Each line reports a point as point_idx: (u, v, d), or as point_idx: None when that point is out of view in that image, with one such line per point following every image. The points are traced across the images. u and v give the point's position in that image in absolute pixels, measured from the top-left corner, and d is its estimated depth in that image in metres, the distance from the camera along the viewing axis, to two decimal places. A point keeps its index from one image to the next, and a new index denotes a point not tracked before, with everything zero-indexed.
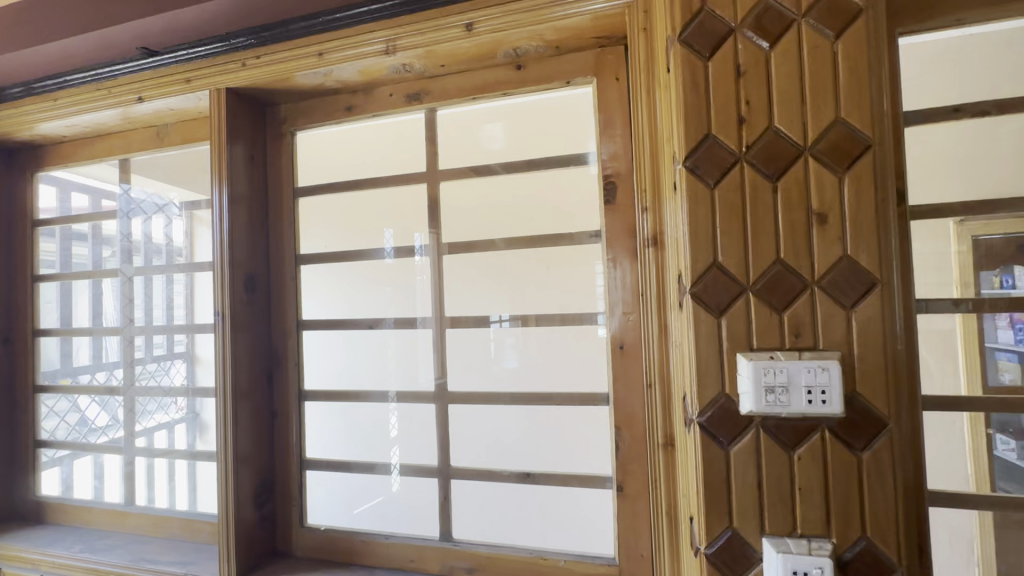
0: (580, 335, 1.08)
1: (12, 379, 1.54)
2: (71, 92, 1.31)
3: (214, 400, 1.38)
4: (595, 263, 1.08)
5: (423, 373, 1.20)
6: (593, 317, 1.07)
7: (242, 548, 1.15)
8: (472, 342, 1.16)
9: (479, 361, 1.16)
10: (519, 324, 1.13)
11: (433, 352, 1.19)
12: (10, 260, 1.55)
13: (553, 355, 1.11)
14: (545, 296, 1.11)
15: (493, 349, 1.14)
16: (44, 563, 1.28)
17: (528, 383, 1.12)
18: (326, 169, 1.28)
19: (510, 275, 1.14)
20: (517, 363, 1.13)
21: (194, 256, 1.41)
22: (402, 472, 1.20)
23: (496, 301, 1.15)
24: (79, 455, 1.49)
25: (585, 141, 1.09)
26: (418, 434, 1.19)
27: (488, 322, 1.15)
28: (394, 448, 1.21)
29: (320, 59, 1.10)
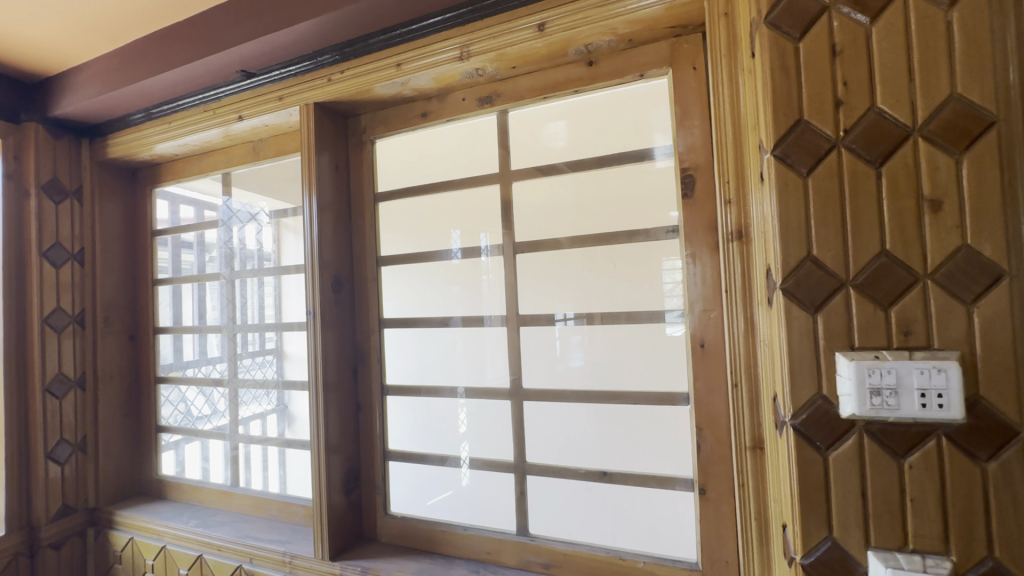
0: (651, 333, 1.06)
1: (137, 371, 1.74)
2: (182, 115, 1.47)
3: (301, 393, 1.49)
4: (663, 259, 1.05)
5: (491, 370, 1.22)
6: (663, 316, 1.05)
7: (334, 531, 1.23)
8: (541, 341, 1.17)
9: (548, 360, 1.17)
10: (584, 323, 1.13)
11: (502, 350, 1.22)
12: (134, 266, 1.76)
13: (625, 354, 1.09)
14: (613, 294, 1.10)
15: (559, 348, 1.15)
16: (168, 534, 1.45)
17: (599, 381, 1.11)
18: (401, 174, 1.34)
19: (577, 273, 1.14)
20: (583, 361, 1.13)
21: (282, 260, 1.53)
22: (473, 465, 1.23)
23: (564, 299, 1.15)
24: (189, 440, 1.66)
25: (658, 135, 1.06)
26: (490, 429, 1.22)
27: (552, 321, 1.16)
28: (463, 443, 1.25)
29: (398, 70, 1.15)
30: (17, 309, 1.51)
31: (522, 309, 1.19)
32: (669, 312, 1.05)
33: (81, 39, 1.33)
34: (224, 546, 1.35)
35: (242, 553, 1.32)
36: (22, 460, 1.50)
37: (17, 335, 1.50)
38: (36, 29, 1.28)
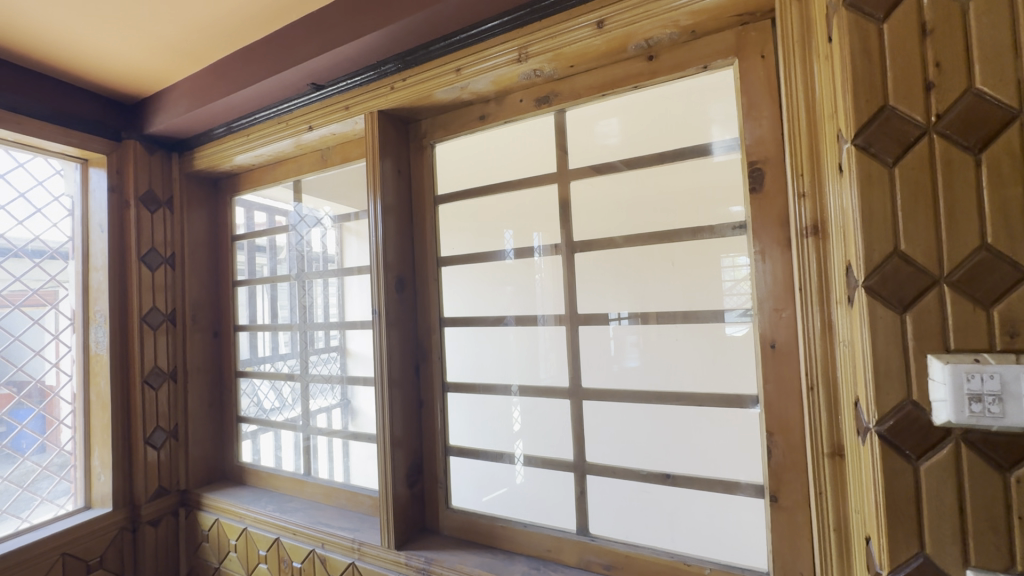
0: (710, 333, 1.04)
1: (220, 365, 1.89)
2: (259, 128, 1.57)
3: (363, 388, 1.56)
4: (722, 256, 1.02)
5: (544, 369, 1.23)
6: (723, 315, 1.02)
7: (400, 521, 1.28)
8: (596, 340, 1.17)
9: (602, 359, 1.16)
10: (639, 322, 1.11)
11: (556, 349, 1.22)
12: (216, 268, 1.90)
13: (686, 354, 1.06)
14: (671, 293, 1.08)
15: (613, 348, 1.14)
16: (249, 517, 1.56)
17: (657, 381, 1.09)
18: (459, 177, 1.37)
19: (634, 272, 1.12)
20: (638, 361, 1.12)
21: (345, 262, 1.61)
22: (528, 463, 1.25)
23: (620, 298, 1.14)
24: (264, 430, 1.78)
25: (720, 127, 1.03)
26: (545, 428, 1.23)
27: (605, 320, 1.15)
28: (518, 440, 1.27)
29: (458, 75, 1.18)
30: (120, 308, 1.68)
31: (579, 308, 1.19)
32: (729, 311, 1.01)
33: (173, 61, 1.47)
34: (299, 531, 1.44)
35: (315, 538, 1.41)
36: (126, 444, 1.67)
37: (120, 331, 1.67)
38: (136, 55, 1.42)
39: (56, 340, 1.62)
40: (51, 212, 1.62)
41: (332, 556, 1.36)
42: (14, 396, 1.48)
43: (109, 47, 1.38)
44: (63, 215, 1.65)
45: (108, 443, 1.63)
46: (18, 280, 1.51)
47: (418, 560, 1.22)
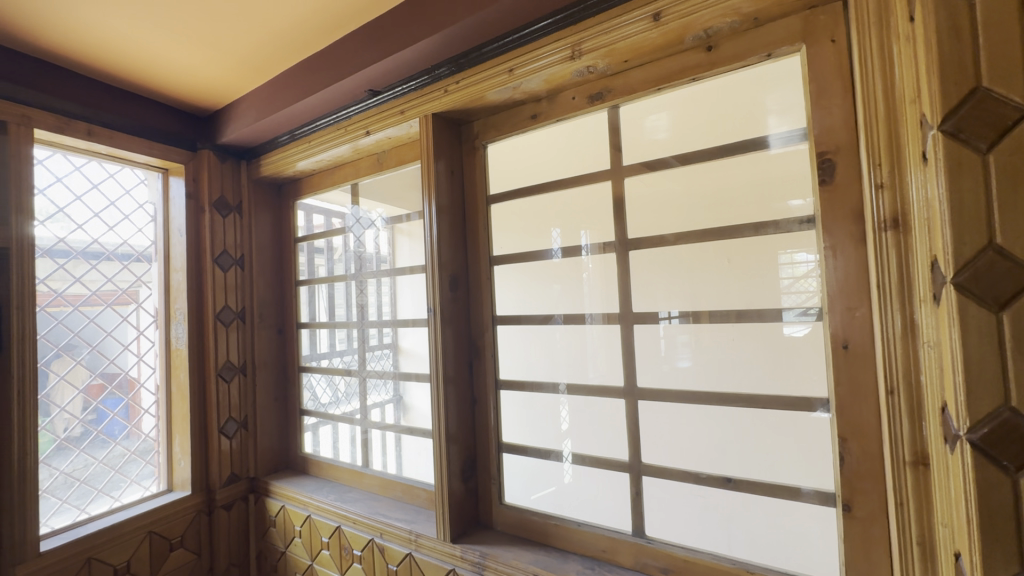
0: (766, 333, 1.00)
1: (284, 360, 2.00)
2: (319, 135, 1.65)
3: (414, 385, 1.61)
4: (779, 252, 0.98)
5: (592, 368, 1.23)
6: (779, 314, 0.99)
7: (455, 515, 1.31)
8: (647, 340, 1.15)
9: (652, 359, 1.14)
10: (690, 321, 1.09)
11: (605, 349, 1.21)
12: (280, 268, 2.01)
13: (743, 355, 1.03)
14: (726, 291, 1.05)
15: (663, 347, 1.13)
16: (312, 505, 1.64)
17: (714, 383, 1.06)
18: (510, 177, 1.38)
19: (688, 269, 1.10)
20: (690, 362, 1.09)
21: (396, 262, 1.66)
22: (575, 462, 1.25)
23: (674, 297, 1.11)
24: (323, 423, 1.87)
25: (777, 118, 0.99)
26: (596, 427, 1.23)
27: (656, 320, 1.14)
28: (566, 439, 1.27)
29: (510, 75, 1.19)
30: (197, 306, 1.81)
31: (632, 307, 1.17)
32: (787, 310, 0.98)
33: (242, 74, 1.56)
34: (359, 521, 1.50)
35: (374, 528, 1.46)
36: (203, 433, 1.79)
37: (197, 328, 1.80)
38: (210, 70, 1.53)
39: (142, 336, 1.76)
40: (137, 218, 1.76)
41: (390, 546, 1.41)
42: (106, 386, 1.62)
43: (187, 64, 1.49)
44: (147, 221, 1.80)
45: (187, 431, 1.76)
46: (109, 281, 1.66)
47: (473, 554, 1.24)
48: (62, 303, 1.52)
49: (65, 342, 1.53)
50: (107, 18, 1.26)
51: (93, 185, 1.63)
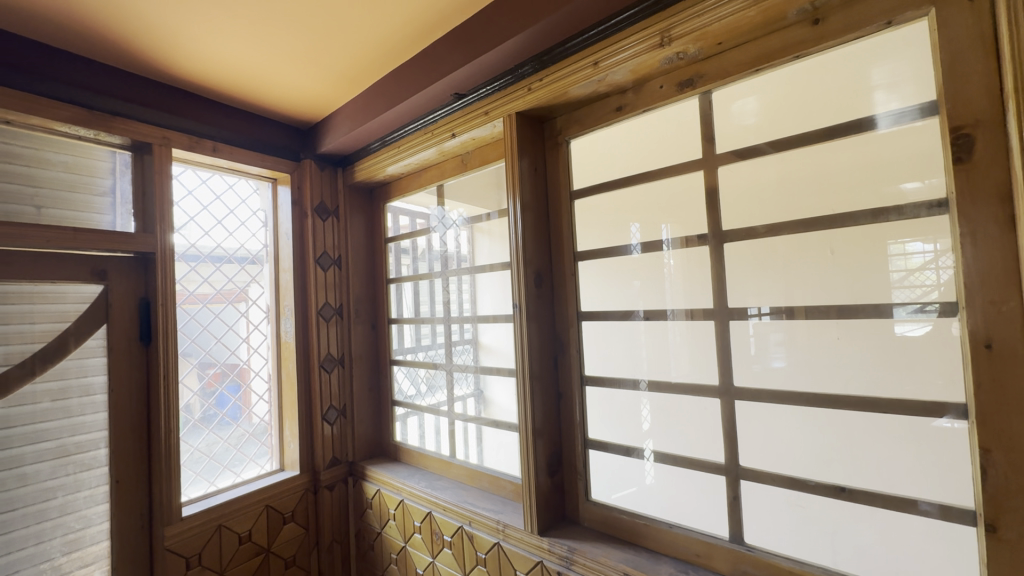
0: (876, 330, 0.92)
1: (377, 353, 2.13)
2: (407, 139, 1.73)
3: (495, 379, 1.65)
4: (888, 242, 0.91)
5: (674, 366, 1.20)
6: (893, 310, 0.90)
7: (542, 508, 1.33)
8: (737, 337, 1.10)
9: (743, 357, 1.09)
10: (784, 317, 1.03)
11: (689, 346, 1.18)
12: (373, 267, 2.14)
13: (849, 354, 0.95)
14: (831, 285, 0.97)
15: (755, 345, 1.07)
16: (405, 490, 1.74)
17: (817, 383, 0.99)
18: (594, 171, 1.37)
19: (784, 262, 1.03)
20: (785, 363, 1.03)
21: (476, 260, 1.71)
22: (658, 460, 1.23)
23: (768, 292, 1.05)
24: (411, 413, 1.98)
25: (887, 93, 0.91)
26: (681, 426, 1.19)
27: (744, 316, 1.09)
28: (648, 438, 1.25)
29: (595, 68, 1.18)
30: (302, 303, 1.98)
31: (723, 302, 1.12)
32: (897, 307, 0.90)
33: (339, 87, 1.68)
34: (449, 507, 1.56)
35: (463, 515, 1.52)
36: (309, 419, 1.96)
37: (302, 322, 1.97)
38: (312, 85, 1.66)
39: (257, 330, 1.96)
40: (251, 224, 1.96)
41: (479, 534, 1.46)
42: (227, 374, 1.83)
43: (292, 81, 1.63)
44: (259, 227, 2.00)
45: (296, 417, 1.94)
46: (230, 281, 1.86)
47: (561, 548, 1.25)
48: (194, 300, 1.74)
49: (197, 335, 1.74)
50: (230, 46, 1.42)
51: (216, 196, 1.84)
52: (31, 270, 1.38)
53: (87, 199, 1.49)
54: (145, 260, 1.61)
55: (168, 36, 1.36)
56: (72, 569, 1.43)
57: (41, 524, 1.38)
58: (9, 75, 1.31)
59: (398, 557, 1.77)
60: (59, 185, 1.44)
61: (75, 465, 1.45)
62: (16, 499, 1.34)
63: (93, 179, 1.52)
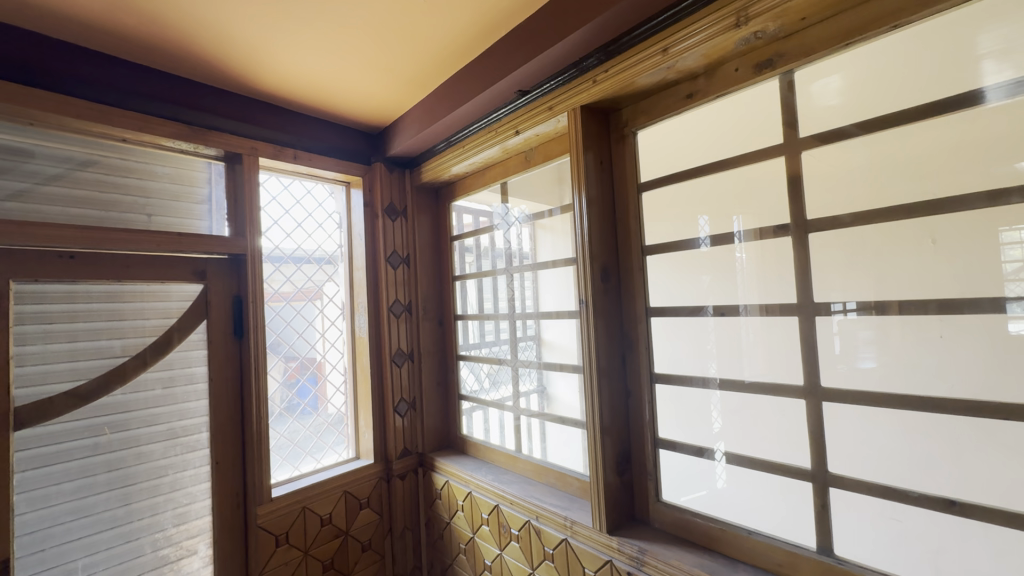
0: (988, 327, 0.82)
1: (444, 348, 2.19)
2: (472, 139, 1.77)
3: (558, 375, 1.64)
4: (1000, 229, 0.81)
5: (749, 365, 1.14)
6: (1007, 305, 0.80)
7: (611, 508, 1.31)
8: (822, 334, 1.02)
9: (828, 356, 1.01)
10: (872, 313, 0.95)
11: (766, 344, 1.11)
12: (440, 264, 2.20)
13: (955, 354, 0.86)
14: (930, 278, 0.88)
15: (839, 344, 1.00)
16: (473, 483, 1.78)
17: (915, 385, 0.90)
18: (662, 163, 1.33)
19: (875, 254, 0.95)
20: (875, 363, 0.95)
21: (538, 257, 1.71)
22: (732, 463, 1.17)
23: (854, 286, 0.97)
24: (477, 407, 2.02)
25: (998, 61, 0.81)
26: (757, 429, 1.12)
27: (827, 312, 1.01)
28: (720, 439, 1.19)
29: (665, 55, 1.14)
30: (375, 300, 2.07)
31: (804, 297, 1.04)
32: (1012, 302, 0.80)
33: (407, 90, 1.74)
34: (516, 501, 1.58)
35: (530, 510, 1.53)
36: (382, 410, 2.06)
37: (374, 318, 2.07)
38: (381, 90, 1.73)
39: (334, 325, 2.08)
40: (327, 226, 2.09)
41: (546, 530, 1.47)
42: (308, 367, 1.95)
43: (362, 88, 1.71)
44: (335, 228, 2.11)
45: (370, 408, 2.04)
46: (309, 280, 1.99)
47: (631, 548, 1.23)
48: (279, 298, 1.88)
49: (282, 330, 1.87)
50: (308, 59, 1.51)
51: (296, 200, 1.97)
52: (144, 271, 1.55)
53: (188, 207, 1.66)
54: (237, 260, 1.76)
55: (254, 54, 1.47)
56: (181, 539, 1.58)
57: (155, 498, 1.54)
58: (125, 98, 1.47)
59: (467, 548, 1.81)
60: (166, 195, 1.61)
61: (182, 446, 1.61)
62: (135, 474, 1.51)
63: (192, 188, 1.67)
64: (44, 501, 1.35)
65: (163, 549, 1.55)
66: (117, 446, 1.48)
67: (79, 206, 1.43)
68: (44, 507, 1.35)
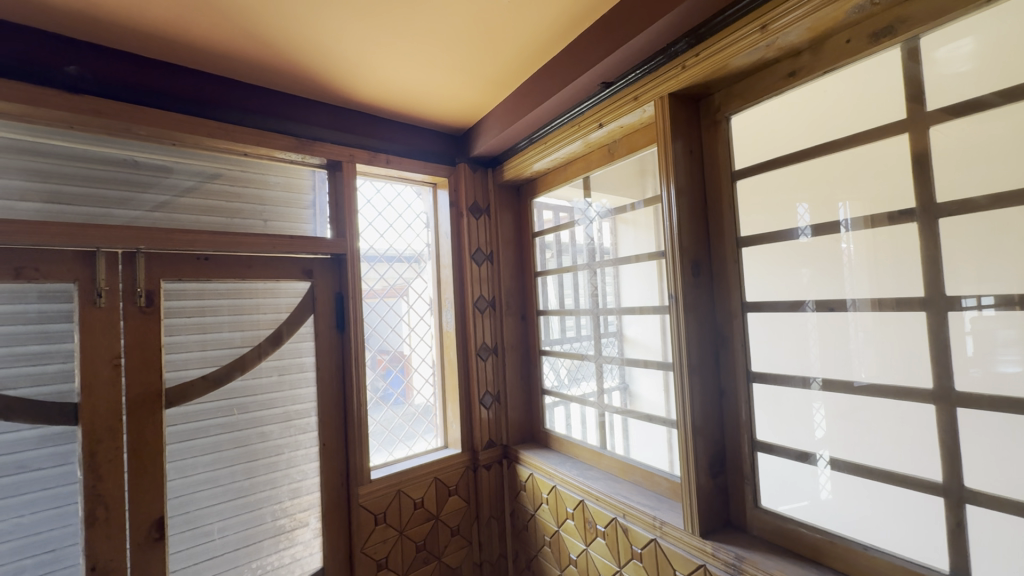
0: None
1: (527, 343, 2.22)
2: (553, 135, 1.77)
3: (641, 372, 1.61)
4: None
5: (861, 366, 1.04)
6: None
7: (704, 511, 1.26)
8: (952, 332, 0.91)
9: (960, 357, 0.90)
10: (1015, 308, 0.83)
11: (881, 343, 1.01)
12: (522, 260, 2.23)
13: None
14: None
15: (973, 344, 0.88)
16: (558, 477, 1.80)
17: None
18: (759, 148, 1.25)
19: (1019, 239, 0.82)
20: (1020, 367, 0.83)
21: (620, 252, 1.67)
22: (839, 471, 1.08)
23: (993, 277, 0.85)
24: (559, 403, 2.03)
25: None
26: (870, 436, 1.02)
27: (958, 308, 0.90)
28: (826, 445, 1.11)
29: (763, 33, 1.07)
30: (460, 296, 2.15)
31: (928, 289, 0.93)
32: None
33: (490, 91, 1.79)
34: (602, 498, 1.57)
35: (617, 507, 1.51)
36: (468, 402, 2.13)
37: (460, 313, 2.15)
38: (464, 93, 1.79)
39: (422, 320, 2.19)
40: (416, 226, 2.20)
41: (634, 528, 1.44)
42: (399, 359, 2.08)
43: (448, 92, 1.78)
44: (423, 228, 2.22)
45: (458, 400, 2.12)
46: (400, 277, 2.11)
47: (727, 554, 1.17)
48: (373, 295, 2.01)
49: (376, 325, 2.01)
50: (400, 70, 1.61)
51: (388, 203, 2.10)
52: (261, 270, 1.73)
53: (296, 212, 1.83)
54: (338, 260, 1.91)
55: (351, 68, 1.59)
56: (295, 511, 1.75)
57: (274, 473, 1.72)
58: (244, 116, 1.66)
59: (552, 540, 1.83)
60: (278, 201, 1.79)
61: (295, 428, 1.78)
62: (257, 451, 1.69)
63: (299, 195, 1.84)
64: (187, 470, 1.56)
65: (281, 519, 1.72)
66: (243, 425, 1.67)
67: (209, 214, 1.63)
68: (187, 476, 1.55)
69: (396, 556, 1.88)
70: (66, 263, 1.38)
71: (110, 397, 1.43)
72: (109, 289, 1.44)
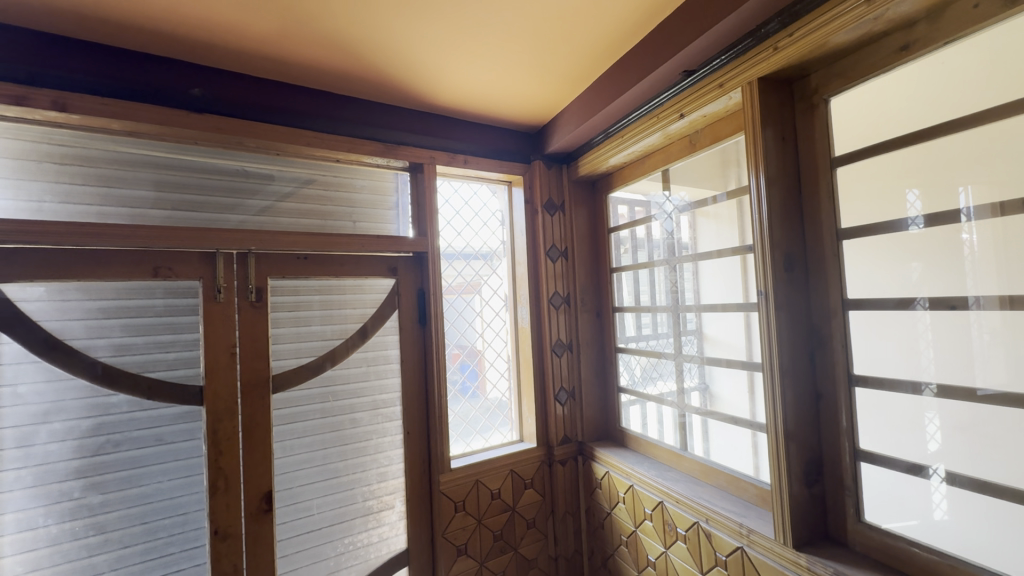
0: None
1: (602, 339, 2.20)
2: (630, 128, 1.73)
3: (722, 372, 1.53)
4: None
5: (987, 371, 0.93)
6: None
7: (798, 521, 1.19)
8: None
9: None
10: None
11: (1012, 346, 0.89)
12: (597, 255, 2.21)
13: None
14: None
15: None
16: (634, 476, 1.77)
17: None
18: (863, 131, 1.14)
19: None
20: None
21: (700, 247, 1.61)
22: (957, 487, 0.97)
23: None
24: (635, 401, 2.00)
25: None
26: (998, 450, 0.91)
27: None
28: (941, 458, 1.00)
29: (870, 5, 0.98)
30: (535, 292, 2.17)
31: None
32: None
33: (565, 87, 1.78)
34: (682, 500, 1.53)
35: (699, 511, 1.46)
36: (543, 398, 2.15)
37: (535, 309, 2.17)
38: (539, 91, 1.81)
39: (498, 316, 2.24)
40: (491, 224, 2.25)
41: (718, 534, 1.39)
42: (476, 353, 2.14)
43: (523, 91, 1.80)
44: (498, 225, 2.27)
45: (534, 395, 2.15)
46: (477, 273, 2.17)
47: (825, 569, 1.10)
48: (452, 291, 2.09)
49: (455, 320, 2.09)
50: (477, 72, 1.65)
51: (465, 202, 2.17)
52: (351, 268, 1.86)
53: (382, 213, 1.94)
54: (419, 258, 2.00)
55: (432, 74, 1.66)
56: (382, 494, 1.87)
57: (363, 457, 1.84)
58: (336, 125, 1.78)
59: (629, 540, 1.80)
60: (365, 203, 1.91)
61: (382, 416, 1.89)
62: (349, 436, 1.83)
63: (384, 197, 1.96)
64: (290, 450, 1.72)
65: (369, 500, 1.85)
66: (336, 411, 1.81)
67: (306, 217, 1.78)
68: (290, 455, 1.71)
69: (475, 543, 1.94)
70: (192, 263, 1.57)
71: (227, 382, 1.61)
72: (226, 286, 1.62)
